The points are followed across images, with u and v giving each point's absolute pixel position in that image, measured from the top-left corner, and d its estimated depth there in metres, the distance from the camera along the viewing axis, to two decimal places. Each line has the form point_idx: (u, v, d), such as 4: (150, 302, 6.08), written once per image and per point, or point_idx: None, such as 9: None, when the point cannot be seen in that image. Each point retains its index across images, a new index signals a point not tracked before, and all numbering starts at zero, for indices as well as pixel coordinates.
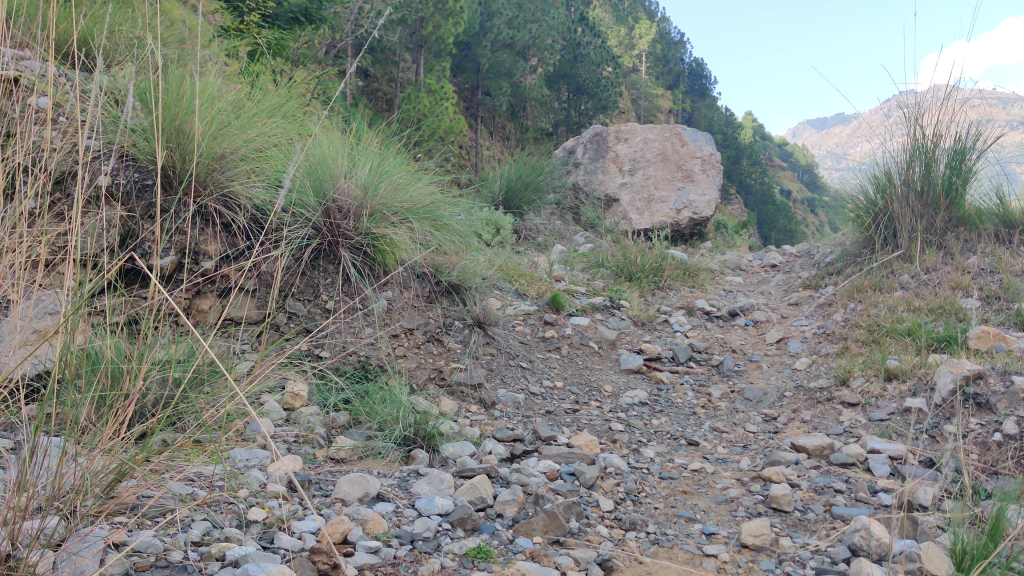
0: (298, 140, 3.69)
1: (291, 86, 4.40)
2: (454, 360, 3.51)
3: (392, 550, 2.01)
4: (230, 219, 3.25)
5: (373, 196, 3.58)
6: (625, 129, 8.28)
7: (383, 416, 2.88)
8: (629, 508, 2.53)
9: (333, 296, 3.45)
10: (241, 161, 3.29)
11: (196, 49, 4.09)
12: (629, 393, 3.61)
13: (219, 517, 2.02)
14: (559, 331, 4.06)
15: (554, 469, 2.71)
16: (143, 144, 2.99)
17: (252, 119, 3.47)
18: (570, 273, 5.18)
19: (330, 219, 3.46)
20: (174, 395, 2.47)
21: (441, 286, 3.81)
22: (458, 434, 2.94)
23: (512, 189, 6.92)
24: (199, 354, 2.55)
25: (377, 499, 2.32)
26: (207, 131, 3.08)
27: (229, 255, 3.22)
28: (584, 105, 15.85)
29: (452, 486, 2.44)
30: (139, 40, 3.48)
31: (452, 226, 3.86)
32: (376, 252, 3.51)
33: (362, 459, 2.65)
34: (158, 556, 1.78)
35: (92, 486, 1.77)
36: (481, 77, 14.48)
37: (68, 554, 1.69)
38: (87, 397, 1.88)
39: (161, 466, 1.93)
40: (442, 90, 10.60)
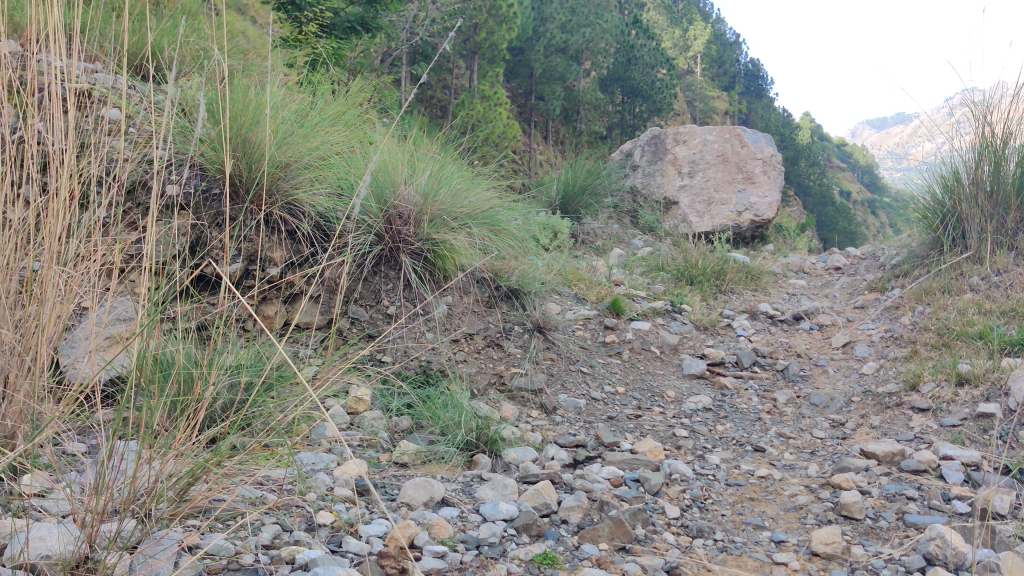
0: (359, 148, 3.74)
1: (351, 94, 4.45)
2: (514, 364, 3.51)
3: (458, 555, 2.01)
4: (295, 226, 3.29)
5: (433, 202, 3.60)
6: (686, 130, 8.17)
7: (445, 421, 2.88)
8: (695, 515, 2.50)
9: (394, 302, 3.47)
10: (305, 169, 3.33)
11: (259, 60, 4.16)
12: (692, 399, 3.57)
13: (289, 520, 2.04)
14: (620, 335, 4.03)
15: (618, 475, 2.69)
16: (212, 154, 3.05)
17: (315, 128, 3.51)
18: (629, 277, 5.14)
19: (391, 226, 3.49)
20: (243, 399, 2.52)
21: (500, 291, 3.81)
22: (520, 439, 2.93)
23: (569, 193, 6.90)
24: (266, 359, 2.59)
25: (442, 503, 2.32)
26: (273, 139, 3.14)
27: (293, 261, 3.26)
28: (639, 108, 15.82)
29: (515, 492, 2.43)
30: (205, 51, 3.55)
31: (511, 231, 3.86)
32: (436, 258, 3.52)
33: (426, 464, 2.65)
34: (229, 560, 1.81)
35: (166, 490, 1.80)
36: (533, 82, 14.29)
37: (143, 557, 1.72)
38: (161, 402, 1.93)
39: (232, 470, 1.95)
40: (497, 96, 10.64)
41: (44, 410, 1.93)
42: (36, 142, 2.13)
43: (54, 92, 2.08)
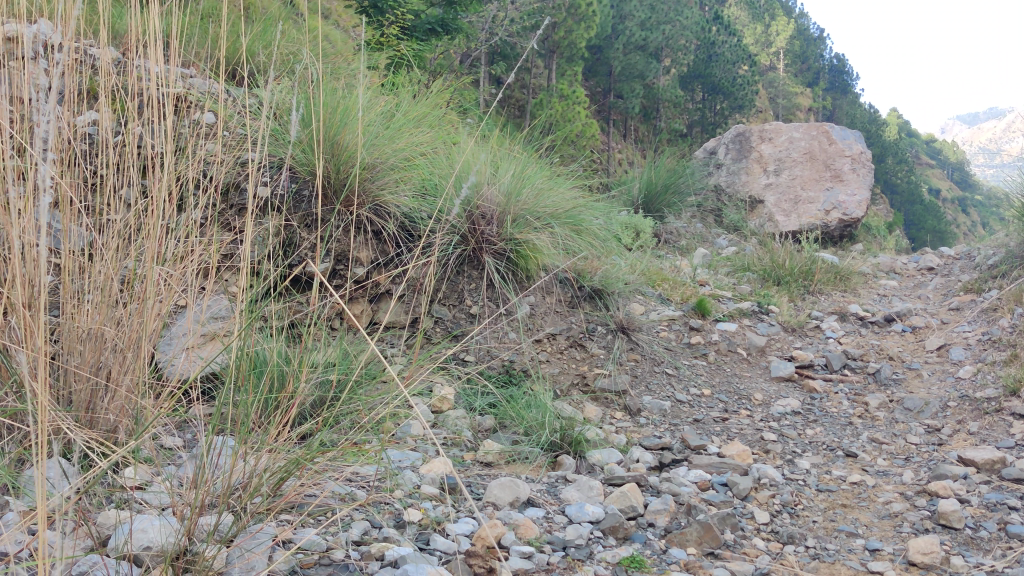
0: (443, 148, 3.75)
1: (436, 95, 4.49)
2: (597, 365, 3.49)
3: (545, 556, 2.01)
4: (380, 227, 3.33)
5: (516, 202, 3.59)
6: (771, 128, 8.00)
7: (528, 421, 2.87)
8: (785, 521, 2.45)
9: (477, 302, 3.49)
10: (391, 170, 3.36)
11: (347, 62, 4.23)
12: (781, 402, 3.49)
13: (378, 517, 2.06)
14: (706, 337, 3.97)
15: (705, 479, 2.65)
16: (302, 157, 3.11)
17: (400, 129, 3.54)
18: (714, 277, 5.07)
19: (475, 226, 3.50)
20: (333, 398, 2.56)
21: (583, 291, 3.77)
22: (605, 441, 2.91)
23: (652, 192, 6.85)
24: (354, 358, 2.62)
25: (527, 504, 2.32)
26: (359, 141, 3.17)
27: (379, 261, 3.30)
28: (720, 105, 15.65)
29: (601, 494, 2.42)
30: (296, 54, 3.62)
31: (594, 230, 3.83)
32: (519, 258, 3.52)
33: (510, 464, 2.65)
34: (321, 555, 1.84)
35: (261, 485, 1.84)
36: (613, 79, 14.19)
37: (240, 550, 1.75)
38: (256, 399, 1.98)
39: (322, 466, 1.98)
40: (575, 95, 10.61)
41: (145, 405, 2.00)
42: (137, 145, 2.21)
43: (154, 96, 2.15)
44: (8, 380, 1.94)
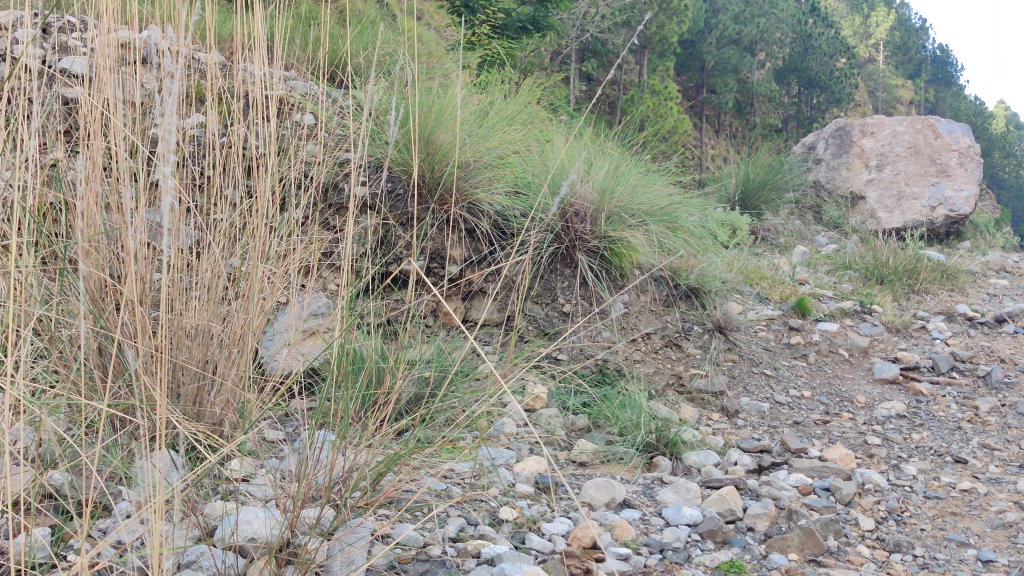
0: (537, 146, 3.74)
1: (529, 94, 4.48)
2: (694, 365, 3.43)
3: (642, 558, 1.98)
4: (474, 225, 3.33)
5: (610, 199, 3.54)
6: (873, 121, 7.76)
7: (623, 421, 2.83)
8: (891, 528, 2.36)
9: (571, 300, 3.47)
10: (484, 169, 3.36)
11: (442, 63, 4.27)
12: (885, 405, 3.38)
13: (474, 515, 2.05)
14: (806, 337, 3.87)
15: (807, 484, 2.58)
16: (397, 156, 3.14)
17: (493, 128, 3.54)
18: (814, 275, 4.95)
19: (568, 224, 3.46)
20: (427, 396, 2.56)
21: (679, 290, 3.69)
22: (701, 443, 2.87)
23: (749, 188, 6.75)
24: (448, 355, 2.63)
25: (624, 505, 2.29)
26: (453, 140, 3.19)
27: (472, 259, 3.31)
28: (816, 99, 14.88)
29: (699, 497, 2.37)
30: (391, 55, 3.66)
31: (690, 228, 3.75)
32: (613, 256, 3.47)
33: (605, 464, 2.62)
34: (418, 550, 1.84)
35: (360, 479, 1.85)
36: (706, 75, 14.20)
37: (340, 544, 1.76)
38: (352, 395, 1.99)
39: (419, 463, 1.98)
40: (667, 91, 10.51)
41: (248, 399, 2.06)
42: (240, 146, 2.27)
43: (257, 98, 2.21)
44: (121, 375, 2.02)
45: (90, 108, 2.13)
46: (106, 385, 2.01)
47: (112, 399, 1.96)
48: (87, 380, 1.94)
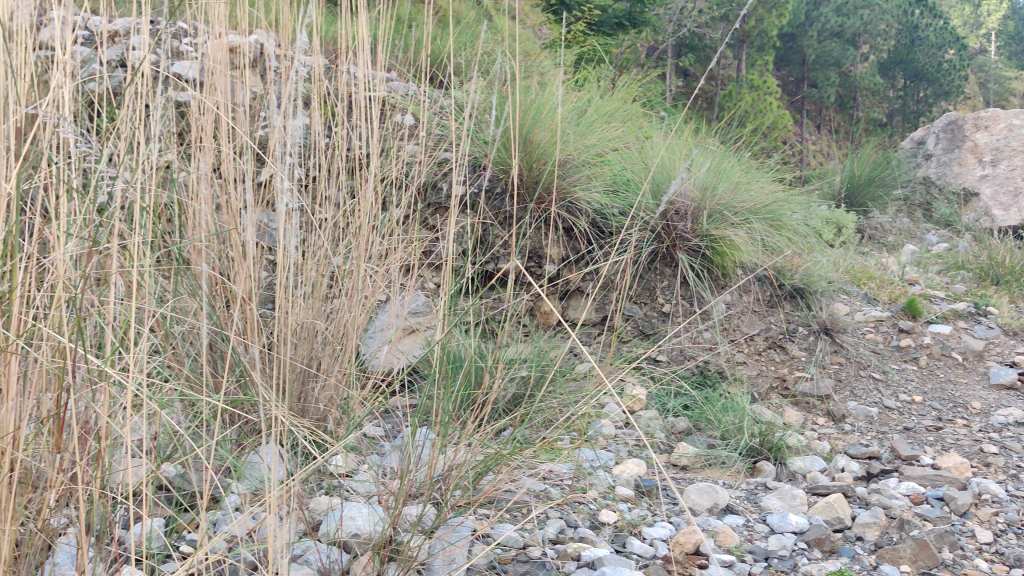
0: (637, 143, 3.69)
1: (627, 91, 4.44)
2: (799, 368, 3.34)
3: (747, 566, 1.93)
4: (572, 223, 3.30)
5: (712, 196, 3.46)
6: (987, 114, 7.42)
7: (724, 424, 2.77)
8: (1011, 541, 2.23)
9: (670, 300, 3.42)
10: (582, 166, 3.32)
11: (540, 61, 4.28)
12: (1002, 412, 3.21)
13: (574, 517, 2.04)
14: (917, 340, 3.72)
15: (919, 493, 2.48)
16: (495, 154, 3.14)
17: (592, 125, 3.51)
18: (925, 275, 4.77)
19: (668, 222, 3.40)
20: (526, 394, 2.56)
21: (784, 290, 3.59)
22: (807, 448, 2.79)
23: (855, 185, 6.58)
24: (546, 354, 2.61)
25: (727, 511, 2.24)
26: (552, 138, 3.17)
27: (571, 258, 3.29)
28: (923, 91, 14.34)
29: (805, 503, 2.29)
30: (490, 54, 3.67)
31: (794, 225, 3.67)
32: (715, 255, 3.39)
33: (706, 468, 2.56)
34: (518, 551, 1.83)
35: (460, 478, 1.85)
36: (806, 69, 13.80)
37: (441, 541, 1.74)
38: (451, 394, 1.99)
39: (520, 464, 1.96)
40: (767, 85, 10.23)
41: (353, 396, 2.10)
42: (344, 147, 2.30)
43: (359, 100, 2.24)
44: (232, 371, 2.08)
45: (202, 111, 2.20)
46: (217, 381, 2.07)
47: (224, 394, 2.02)
48: (198, 377, 2.00)
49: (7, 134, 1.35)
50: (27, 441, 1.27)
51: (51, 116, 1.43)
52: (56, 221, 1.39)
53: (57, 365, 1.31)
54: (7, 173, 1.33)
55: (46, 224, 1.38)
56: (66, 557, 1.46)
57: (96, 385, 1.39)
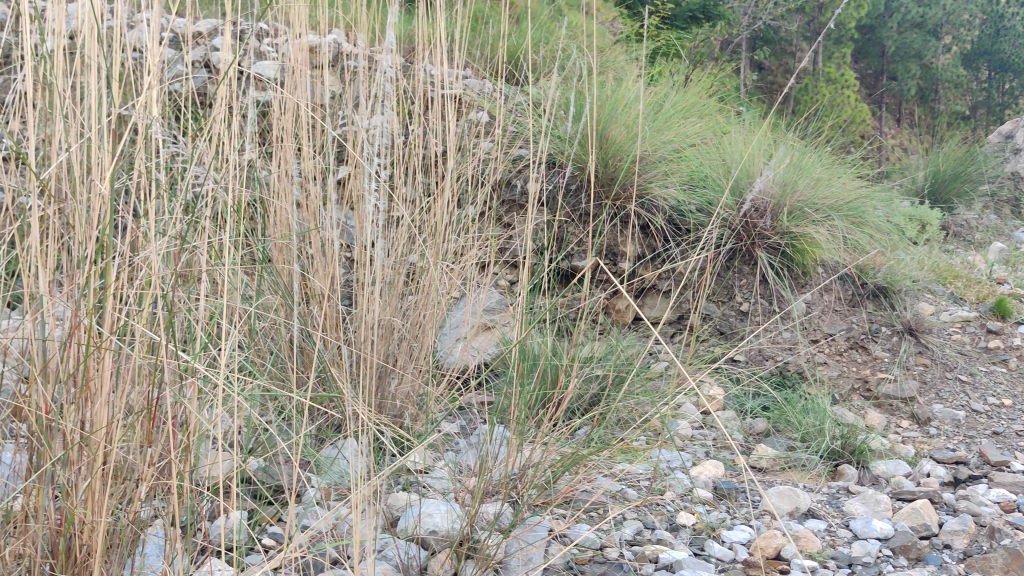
0: (714, 139, 3.64)
1: (703, 86, 4.38)
2: (882, 369, 3.25)
3: (829, 572, 1.88)
4: (648, 220, 3.26)
5: (792, 193, 3.39)
6: None
7: (805, 427, 2.71)
8: None
9: (748, 298, 3.36)
10: (658, 162, 3.28)
11: (615, 56, 4.25)
12: None
13: (651, 518, 2.01)
14: (1007, 341, 3.57)
15: (1010, 500, 2.38)
16: (571, 150, 3.12)
17: (669, 121, 3.47)
18: (1015, 274, 4.59)
19: (747, 220, 3.34)
20: (602, 394, 2.54)
21: (867, 289, 3.50)
22: (890, 452, 2.71)
23: (939, 180, 6.39)
24: (622, 353, 2.58)
25: (808, 515, 2.19)
26: (627, 134, 3.14)
27: (647, 256, 3.26)
28: (1010, 83, 13.78)
29: (889, 509, 2.23)
30: (565, 50, 3.65)
31: (877, 222, 3.57)
32: (795, 253, 3.32)
33: (786, 470, 2.51)
34: (595, 552, 1.81)
35: (536, 476, 1.85)
36: (885, 61, 13.42)
37: (517, 540, 1.74)
38: (527, 392, 1.97)
39: (598, 464, 1.94)
40: (844, 78, 10.00)
41: (430, 394, 2.11)
42: (421, 144, 2.31)
43: (435, 97, 2.24)
44: (311, 367, 2.11)
45: (282, 110, 2.23)
46: (297, 377, 2.11)
47: (305, 390, 2.05)
48: (280, 373, 2.03)
49: (102, 135, 1.39)
50: (120, 435, 1.31)
51: (141, 116, 1.47)
52: (147, 220, 1.42)
53: (149, 360, 1.34)
54: (102, 173, 1.37)
55: (138, 222, 1.42)
56: (155, 548, 1.50)
57: (184, 380, 1.42)
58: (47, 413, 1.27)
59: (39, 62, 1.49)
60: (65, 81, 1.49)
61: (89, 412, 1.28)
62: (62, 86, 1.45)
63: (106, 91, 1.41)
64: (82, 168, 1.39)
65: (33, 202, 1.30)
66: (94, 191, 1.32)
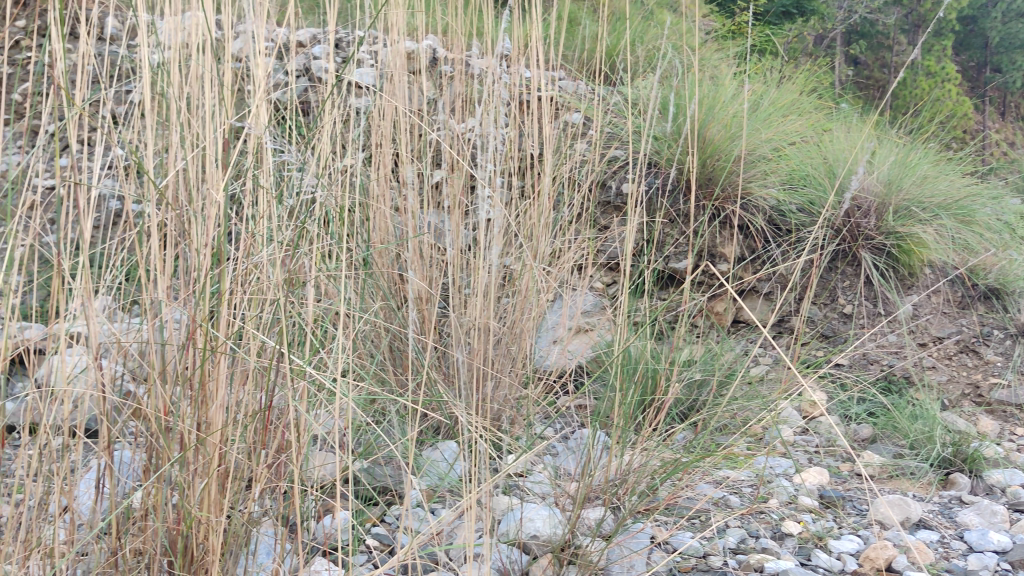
0: (815, 137, 3.56)
1: (802, 83, 4.28)
2: (994, 374, 3.12)
3: None
4: (747, 221, 3.21)
5: (897, 192, 3.29)
6: None
7: (914, 433, 2.62)
8: None
9: (852, 301, 3.28)
10: (758, 162, 3.22)
11: (710, 54, 4.19)
12: None
13: (755, 526, 1.97)
14: None
15: None
16: (666, 151, 3.09)
17: (768, 120, 3.40)
18: None
19: (851, 220, 3.25)
20: (701, 397, 2.50)
21: (977, 291, 3.36)
22: (1005, 461, 2.60)
23: None
24: (723, 357, 2.54)
25: (919, 525, 2.12)
26: (725, 133, 3.10)
27: (746, 257, 3.20)
28: None
29: (1007, 521, 2.13)
30: (660, 50, 3.62)
31: (988, 221, 3.43)
32: (901, 254, 3.22)
33: (893, 479, 2.43)
34: (698, 560, 1.78)
35: (638, 481, 1.83)
36: (989, 53, 11.82)
37: (619, 547, 1.73)
38: (629, 397, 1.96)
39: (700, 470, 1.91)
40: (945, 71, 9.55)
41: (530, 397, 2.11)
42: (519, 148, 2.31)
43: (533, 100, 2.24)
44: (413, 369, 2.14)
45: (383, 116, 2.27)
46: (398, 379, 2.14)
47: (407, 392, 2.08)
48: (383, 376, 2.07)
49: (217, 144, 1.44)
50: (235, 438, 1.35)
51: (252, 126, 1.51)
52: (260, 227, 1.47)
53: (262, 364, 1.38)
54: (217, 181, 1.42)
55: (252, 230, 1.46)
56: (267, 548, 1.54)
57: (295, 385, 1.45)
58: (166, 415, 1.32)
59: (157, 75, 1.55)
60: (182, 94, 1.55)
61: (206, 414, 1.33)
62: (178, 97, 1.51)
63: (219, 103, 1.46)
64: (199, 177, 1.44)
65: (154, 210, 1.36)
66: (209, 200, 1.36)
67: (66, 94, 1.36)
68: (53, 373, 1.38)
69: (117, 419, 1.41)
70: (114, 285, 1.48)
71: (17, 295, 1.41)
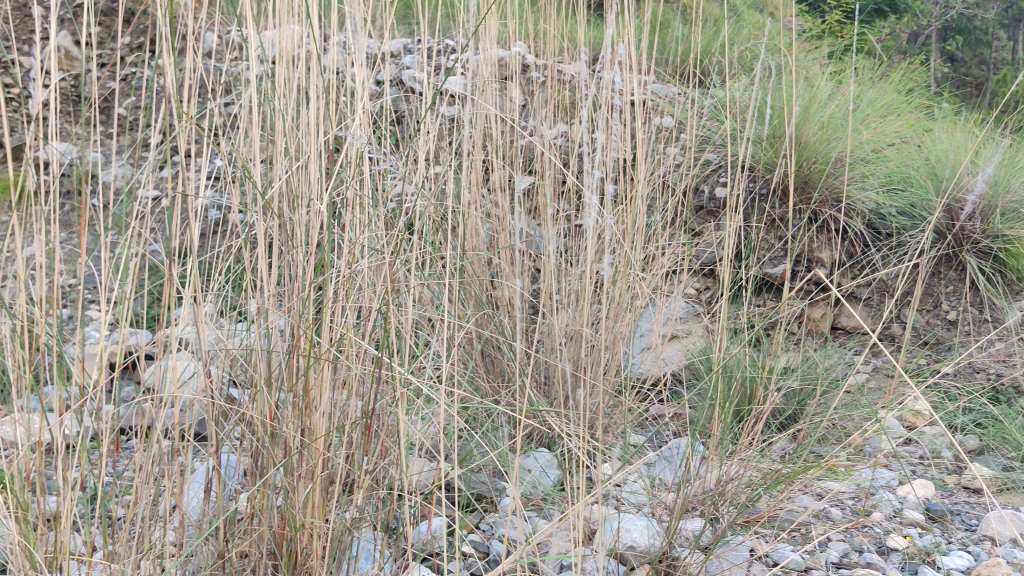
0: (916, 137, 3.45)
1: (900, 83, 4.15)
2: None
3: None
4: (845, 225, 3.12)
5: (1004, 193, 3.16)
6: None
7: None
8: None
9: (955, 307, 3.17)
10: (856, 164, 3.14)
11: (804, 56, 4.10)
12: None
13: (859, 540, 1.91)
14: None
15: None
16: (760, 154, 3.03)
17: (865, 121, 3.31)
18: None
19: (954, 224, 3.14)
20: (799, 406, 2.44)
21: None
22: None
23: None
24: (822, 365, 2.47)
25: None
26: (821, 134, 3.03)
27: (843, 263, 3.12)
28: None
29: None
30: (753, 52, 3.55)
31: None
32: (1009, 257, 3.09)
33: (1004, 492, 2.33)
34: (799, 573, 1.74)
35: (736, 492, 1.80)
36: None
37: (719, 559, 1.70)
38: (726, 405, 1.92)
39: (800, 481, 1.86)
40: None
41: (624, 404, 2.10)
42: (614, 153, 2.29)
43: (626, 103, 2.22)
44: (508, 377, 2.14)
45: (476, 124, 2.28)
46: (493, 386, 2.14)
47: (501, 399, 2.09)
48: (477, 383, 2.08)
49: (319, 153, 1.46)
50: (338, 444, 1.37)
51: (351, 135, 1.53)
52: (360, 236, 1.48)
53: (363, 371, 1.40)
54: (318, 190, 1.44)
55: (351, 238, 1.48)
56: (367, 554, 1.56)
57: (396, 392, 1.47)
58: (271, 420, 1.35)
59: (261, 88, 1.58)
60: (283, 106, 1.57)
61: (309, 420, 1.36)
62: (281, 108, 1.54)
63: (320, 112, 1.48)
64: (302, 186, 1.47)
65: (259, 220, 1.39)
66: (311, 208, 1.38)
67: (175, 106, 1.40)
68: (164, 379, 1.42)
69: (223, 424, 1.44)
70: (220, 292, 1.52)
71: (128, 303, 1.46)
